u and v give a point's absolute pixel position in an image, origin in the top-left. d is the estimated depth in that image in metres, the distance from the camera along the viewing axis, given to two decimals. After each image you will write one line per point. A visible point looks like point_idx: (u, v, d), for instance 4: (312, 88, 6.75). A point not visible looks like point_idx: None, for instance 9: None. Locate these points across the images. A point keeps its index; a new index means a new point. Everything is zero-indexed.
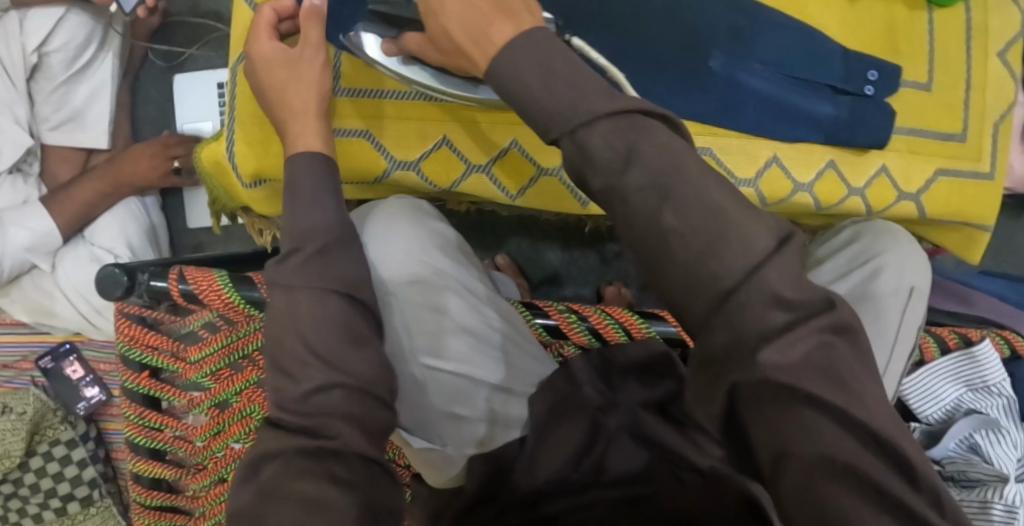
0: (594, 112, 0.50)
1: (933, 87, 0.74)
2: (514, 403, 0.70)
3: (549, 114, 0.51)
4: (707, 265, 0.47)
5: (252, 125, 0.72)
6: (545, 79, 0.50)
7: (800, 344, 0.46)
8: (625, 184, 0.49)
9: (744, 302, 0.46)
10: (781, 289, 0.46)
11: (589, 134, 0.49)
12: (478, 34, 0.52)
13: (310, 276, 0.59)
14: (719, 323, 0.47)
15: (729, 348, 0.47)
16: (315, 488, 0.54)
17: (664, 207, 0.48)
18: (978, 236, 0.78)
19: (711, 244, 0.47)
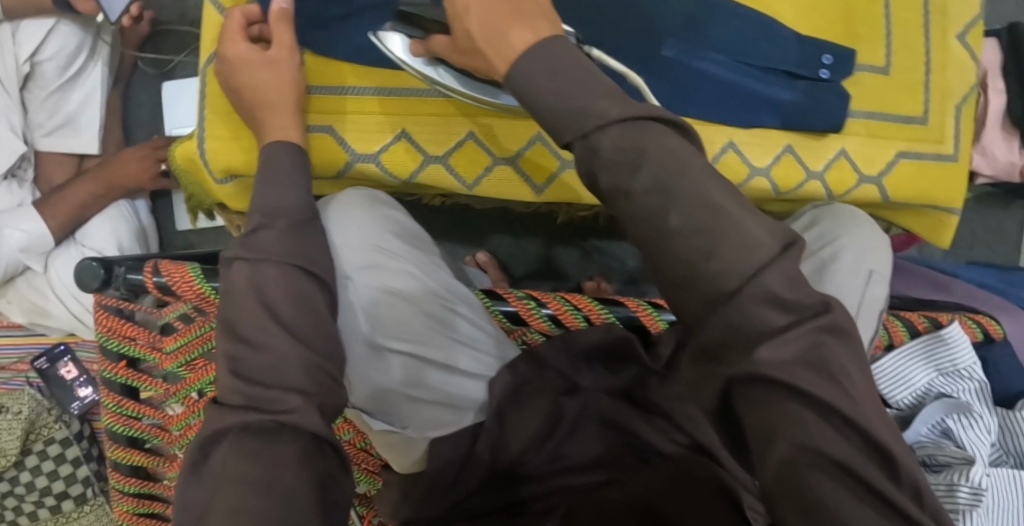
0: (605, 116, 0.50)
1: (891, 71, 0.74)
2: (473, 386, 0.69)
3: (560, 119, 0.51)
4: (709, 264, 0.48)
5: (223, 122, 0.71)
6: (559, 84, 0.51)
7: (795, 342, 0.46)
8: (632, 187, 0.49)
9: (743, 304, 0.46)
10: (776, 289, 0.47)
11: (602, 137, 0.50)
12: (497, 39, 0.53)
13: (274, 251, 0.61)
14: (715, 319, 0.47)
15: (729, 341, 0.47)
16: (259, 470, 0.54)
17: (671, 208, 0.49)
18: (947, 218, 0.78)
19: (712, 246, 0.48)
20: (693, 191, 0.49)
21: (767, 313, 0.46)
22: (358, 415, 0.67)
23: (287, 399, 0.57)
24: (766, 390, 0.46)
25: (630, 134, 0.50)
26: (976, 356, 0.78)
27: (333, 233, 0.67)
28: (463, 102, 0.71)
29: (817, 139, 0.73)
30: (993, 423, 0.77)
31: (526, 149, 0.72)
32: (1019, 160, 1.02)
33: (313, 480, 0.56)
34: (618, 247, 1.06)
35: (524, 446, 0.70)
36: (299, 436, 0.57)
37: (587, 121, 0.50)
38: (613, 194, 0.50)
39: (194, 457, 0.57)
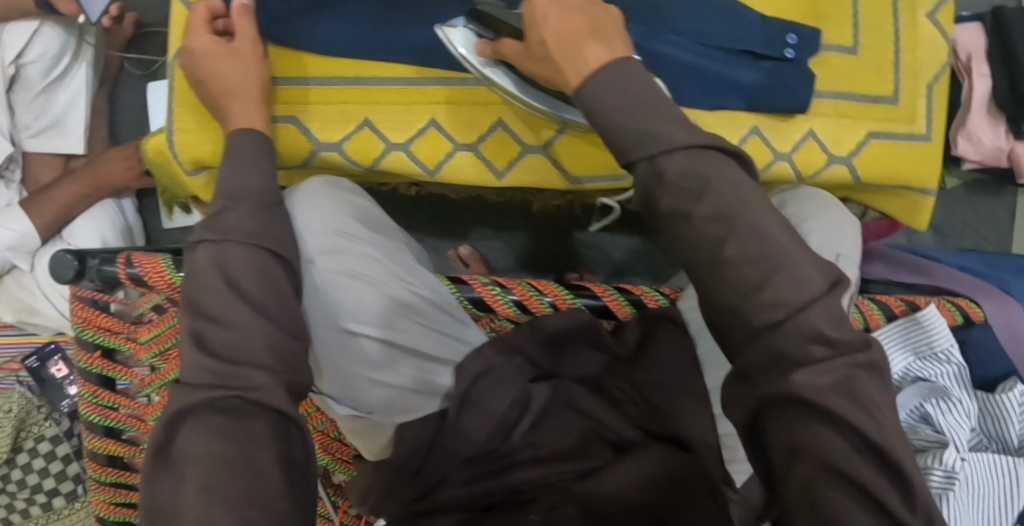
0: (674, 141, 0.54)
1: (859, 51, 0.74)
2: (441, 371, 0.70)
3: (631, 138, 0.55)
4: (763, 295, 0.52)
5: (191, 113, 0.72)
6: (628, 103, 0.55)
7: (832, 372, 0.51)
8: (695, 213, 0.53)
9: (789, 335, 0.51)
10: (821, 327, 0.51)
11: (668, 161, 0.54)
12: (575, 54, 0.57)
13: (239, 232, 0.61)
14: (758, 346, 0.52)
15: (767, 366, 0.52)
16: (229, 445, 0.57)
17: (728, 239, 0.53)
18: (921, 200, 0.78)
19: (765, 277, 0.52)
20: (750, 224, 0.53)
21: (811, 347, 0.51)
22: (325, 400, 0.68)
23: (254, 375, 0.58)
24: (797, 412, 0.51)
25: (694, 162, 0.54)
26: (955, 338, 0.77)
27: (298, 218, 0.67)
28: (426, 90, 0.73)
29: (784, 121, 0.73)
30: (971, 407, 0.76)
31: (487, 136, 0.74)
32: (1004, 146, 1.00)
33: (280, 458, 0.58)
34: (602, 240, 1.06)
35: (490, 433, 0.69)
36: (264, 413, 0.58)
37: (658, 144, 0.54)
38: (673, 216, 0.54)
39: (162, 436, 0.58)
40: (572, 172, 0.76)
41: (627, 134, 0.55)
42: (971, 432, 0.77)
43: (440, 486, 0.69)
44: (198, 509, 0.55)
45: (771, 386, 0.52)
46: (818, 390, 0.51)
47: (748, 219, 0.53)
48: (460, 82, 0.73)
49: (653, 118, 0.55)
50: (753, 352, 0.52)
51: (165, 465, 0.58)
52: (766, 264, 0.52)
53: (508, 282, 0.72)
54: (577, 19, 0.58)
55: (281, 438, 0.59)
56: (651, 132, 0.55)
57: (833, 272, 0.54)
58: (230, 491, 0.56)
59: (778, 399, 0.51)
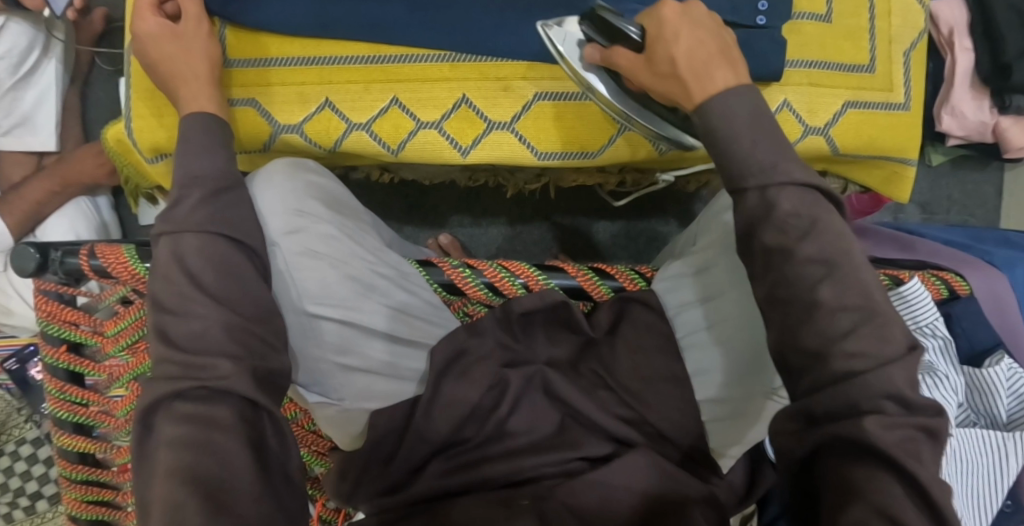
0: (789, 177, 0.56)
1: (832, 18, 0.73)
2: (412, 355, 0.69)
3: (752, 167, 0.57)
4: (847, 342, 0.54)
5: (145, 100, 0.73)
6: (752, 134, 0.57)
7: (900, 430, 0.52)
8: (799, 251, 0.55)
9: (863, 387, 0.53)
10: (899, 386, 0.53)
11: (782, 195, 0.56)
12: (703, 74, 0.59)
13: (198, 219, 0.60)
14: (833, 393, 0.54)
15: (839, 413, 0.54)
16: (197, 432, 0.56)
17: (824, 281, 0.55)
18: (902, 170, 0.76)
19: (856, 326, 0.54)
20: (850, 274, 0.55)
21: (884, 402, 0.53)
22: (294, 389, 0.67)
23: (219, 365, 0.57)
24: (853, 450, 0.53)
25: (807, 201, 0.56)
26: (939, 312, 0.75)
27: (257, 200, 0.65)
28: (386, 68, 0.73)
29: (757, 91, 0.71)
30: (958, 383, 0.74)
31: (451, 113, 0.74)
32: (989, 120, 0.99)
33: (247, 443, 0.57)
34: (585, 224, 1.05)
35: (465, 419, 0.68)
36: (228, 399, 0.57)
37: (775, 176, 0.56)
38: (775, 251, 0.56)
39: (138, 431, 0.58)
40: (540, 148, 0.75)
41: (748, 164, 0.57)
42: (958, 407, 0.74)
43: (415, 477, 0.68)
44: (166, 491, 0.54)
45: (839, 429, 0.53)
46: (887, 442, 0.52)
47: (850, 270, 0.56)
48: (421, 59, 0.73)
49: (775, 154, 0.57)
50: (827, 399, 0.54)
51: (142, 457, 0.57)
52: (857, 316, 0.55)
53: (478, 264, 0.70)
54: (707, 42, 0.60)
55: (249, 424, 0.58)
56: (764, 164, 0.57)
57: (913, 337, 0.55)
58: (197, 473, 0.55)
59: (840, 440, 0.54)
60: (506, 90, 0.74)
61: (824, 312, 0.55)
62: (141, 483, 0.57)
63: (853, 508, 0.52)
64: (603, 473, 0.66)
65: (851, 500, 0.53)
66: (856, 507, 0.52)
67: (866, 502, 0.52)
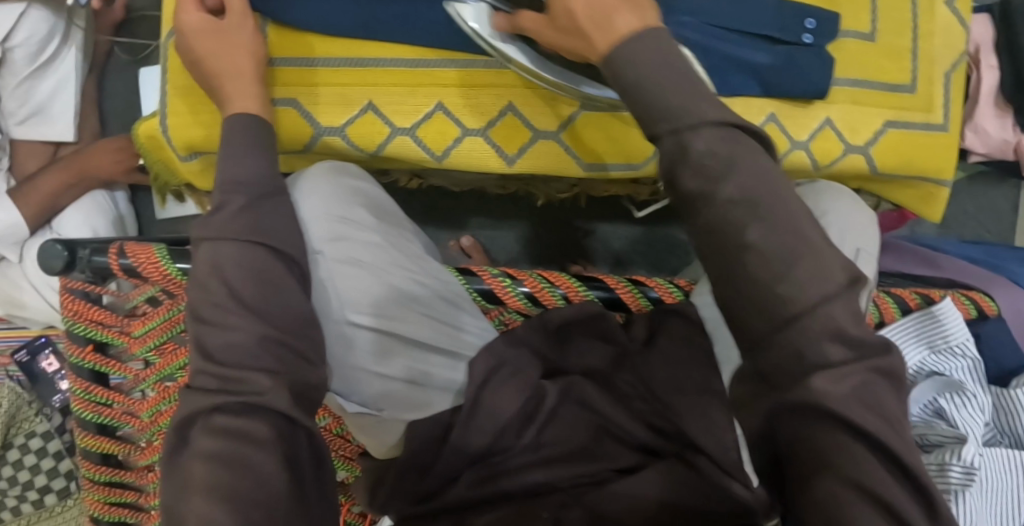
0: (701, 117, 0.50)
1: (876, 37, 0.73)
2: (450, 365, 0.69)
3: (662, 109, 0.51)
4: (777, 289, 0.48)
5: (182, 95, 0.72)
6: (665, 75, 0.52)
7: (851, 377, 0.47)
8: (718, 194, 0.49)
9: (807, 332, 0.47)
10: (844, 324, 0.47)
11: (695, 136, 0.50)
12: (603, 19, 0.54)
13: (238, 228, 0.59)
14: (776, 343, 0.48)
15: (784, 365, 0.48)
16: (233, 446, 0.55)
17: (751, 224, 0.49)
18: (936, 191, 0.76)
19: (788, 268, 0.48)
20: (780, 212, 0.49)
21: (828, 346, 0.47)
22: (333, 398, 0.65)
23: (257, 380, 0.56)
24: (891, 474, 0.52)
25: (721, 139, 0.50)
26: (969, 332, 0.76)
27: (300, 205, 0.65)
28: (432, 73, 0.72)
29: (800, 108, 0.71)
30: (985, 402, 0.75)
31: (497, 121, 0.74)
32: (1012, 139, 1.00)
33: (283, 460, 0.56)
34: (605, 228, 1.05)
35: (502, 431, 0.68)
36: (266, 415, 0.56)
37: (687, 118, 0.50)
38: (695, 198, 0.50)
39: (173, 440, 0.57)
40: (584, 159, 0.76)
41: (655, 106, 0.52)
42: (985, 426, 0.75)
43: (449, 486, 0.67)
44: (203, 507, 0.53)
45: (786, 393, 0.48)
46: (836, 396, 0.46)
47: (776, 204, 0.49)
48: (467, 64, 0.72)
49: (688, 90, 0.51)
50: (769, 351, 0.48)
51: (173, 466, 0.56)
52: (787, 256, 0.48)
53: (519, 274, 0.70)
54: None
55: (286, 439, 0.57)
56: (674, 105, 0.51)
57: (852, 269, 0.49)
58: (235, 492, 0.54)
59: (795, 409, 0.48)
60: (553, 99, 0.74)
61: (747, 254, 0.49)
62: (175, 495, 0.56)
63: (822, 481, 0.47)
64: (631, 486, 0.66)
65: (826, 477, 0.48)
66: (825, 482, 0.47)
67: (837, 476, 0.47)
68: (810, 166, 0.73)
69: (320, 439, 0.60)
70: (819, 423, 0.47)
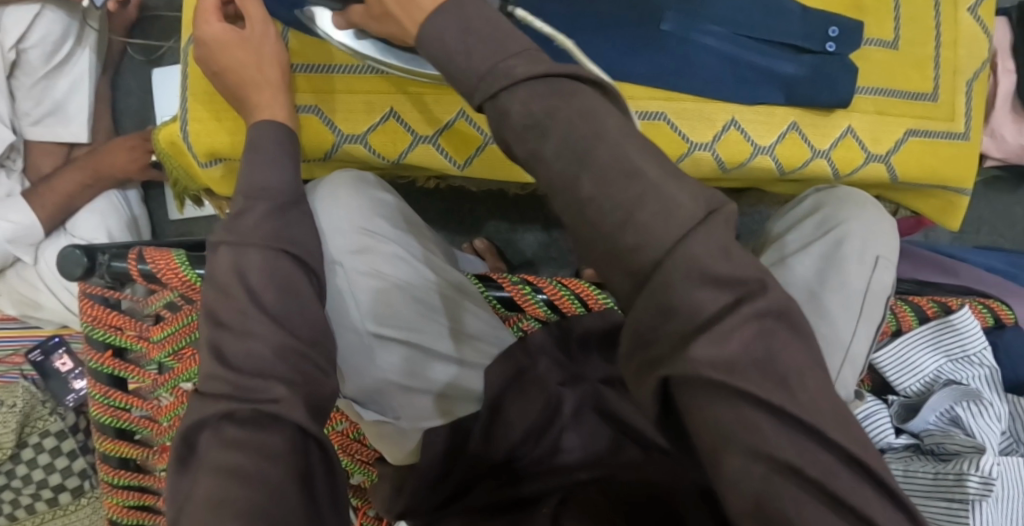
0: (513, 76, 0.47)
1: (900, 45, 0.72)
2: (470, 376, 0.68)
3: (471, 79, 0.49)
4: (627, 237, 0.45)
5: (205, 104, 0.72)
6: (473, 42, 0.49)
7: (734, 334, 0.44)
8: (544, 152, 0.47)
9: (678, 280, 0.44)
10: (710, 264, 0.44)
11: (511, 98, 0.47)
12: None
13: (262, 234, 0.59)
14: (642, 300, 0.45)
15: (658, 327, 0.45)
16: (246, 459, 0.53)
17: (583, 175, 0.46)
18: (958, 200, 0.76)
19: (629, 214, 0.45)
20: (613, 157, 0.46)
21: (700, 292, 0.44)
22: (349, 405, 0.66)
23: (274, 389, 0.56)
24: None
25: (546, 95, 0.47)
26: (986, 340, 0.76)
27: (322, 215, 0.66)
28: None
29: (823, 117, 0.71)
30: (1002, 411, 0.75)
31: None
32: None
33: (296, 474, 0.54)
34: None
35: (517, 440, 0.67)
36: (282, 427, 0.55)
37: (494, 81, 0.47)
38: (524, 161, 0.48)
39: (181, 445, 0.56)
40: None
41: (469, 75, 0.48)
42: (1001, 435, 0.75)
43: (466, 494, 0.66)
44: None
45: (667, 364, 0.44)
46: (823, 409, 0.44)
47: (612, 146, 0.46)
48: None
49: (497, 51, 0.48)
50: (642, 310, 0.45)
51: (183, 473, 0.55)
52: (631, 201, 0.45)
53: (538, 282, 0.72)
54: None
55: (299, 452, 0.56)
56: (492, 66, 0.48)
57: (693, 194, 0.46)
58: (246, 505, 0.52)
59: (682, 381, 0.44)
60: None
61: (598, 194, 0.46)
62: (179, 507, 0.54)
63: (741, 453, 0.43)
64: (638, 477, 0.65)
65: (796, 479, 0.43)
66: (728, 456, 0.43)
67: (737, 445, 0.43)
68: (831, 175, 0.73)
69: (333, 463, 0.58)
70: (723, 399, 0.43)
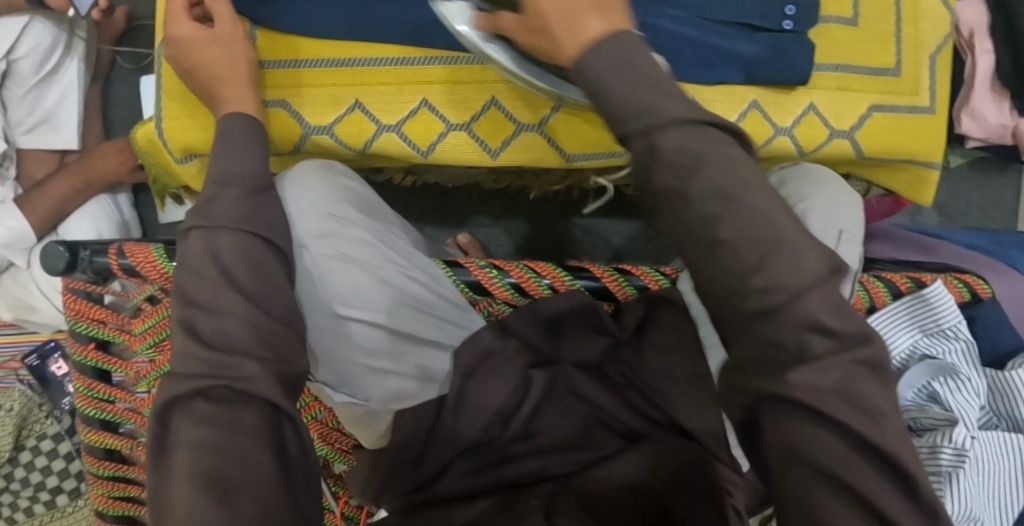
0: (670, 116, 0.49)
1: (859, 22, 0.73)
2: (437, 357, 0.69)
3: (628, 109, 0.50)
4: (753, 282, 0.47)
5: (179, 102, 0.74)
6: (627, 76, 0.50)
7: (834, 370, 0.47)
8: (688, 192, 0.48)
9: (783, 324, 0.47)
10: (820, 315, 0.47)
11: (665, 136, 0.49)
12: (571, 23, 0.53)
13: (234, 217, 0.60)
14: (749, 338, 0.48)
15: (763, 357, 0.47)
16: (218, 435, 0.55)
17: (726, 215, 0.48)
18: (926, 174, 0.76)
19: (752, 245, 0.48)
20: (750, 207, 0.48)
21: (808, 336, 0.46)
22: (321, 389, 0.67)
23: (246, 366, 0.56)
24: None
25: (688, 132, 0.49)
26: (961, 314, 0.75)
27: (289, 202, 0.66)
28: (418, 69, 0.74)
29: (783, 94, 0.72)
30: (980, 385, 0.74)
31: (480, 115, 0.75)
32: (1009, 122, 1.00)
33: (271, 449, 0.56)
34: (602, 226, 1.06)
35: (486, 424, 0.68)
36: (254, 403, 0.56)
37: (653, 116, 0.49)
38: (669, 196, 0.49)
39: (155, 426, 0.57)
40: (569, 151, 0.77)
41: (615, 102, 0.50)
42: (980, 410, 0.75)
43: (441, 477, 0.68)
44: (185, 495, 0.53)
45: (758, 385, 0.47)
46: (820, 394, 0.46)
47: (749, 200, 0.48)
48: (451, 61, 0.74)
49: (654, 91, 0.50)
50: (747, 343, 0.48)
51: (159, 451, 0.56)
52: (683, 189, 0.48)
53: (505, 265, 0.70)
54: None
55: (273, 428, 0.57)
56: (645, 103, 0.50)
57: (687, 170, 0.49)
58: (219, 477, 0.54)
59: (772, 403, 0.47)
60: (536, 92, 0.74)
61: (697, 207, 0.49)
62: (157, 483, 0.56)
63: None
64: (615, 470, 0.69)
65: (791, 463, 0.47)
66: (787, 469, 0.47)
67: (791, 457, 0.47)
68: (794, 152, 0.73)
69: (307, 432, 0.60)
70: (788, 416, 0.47)
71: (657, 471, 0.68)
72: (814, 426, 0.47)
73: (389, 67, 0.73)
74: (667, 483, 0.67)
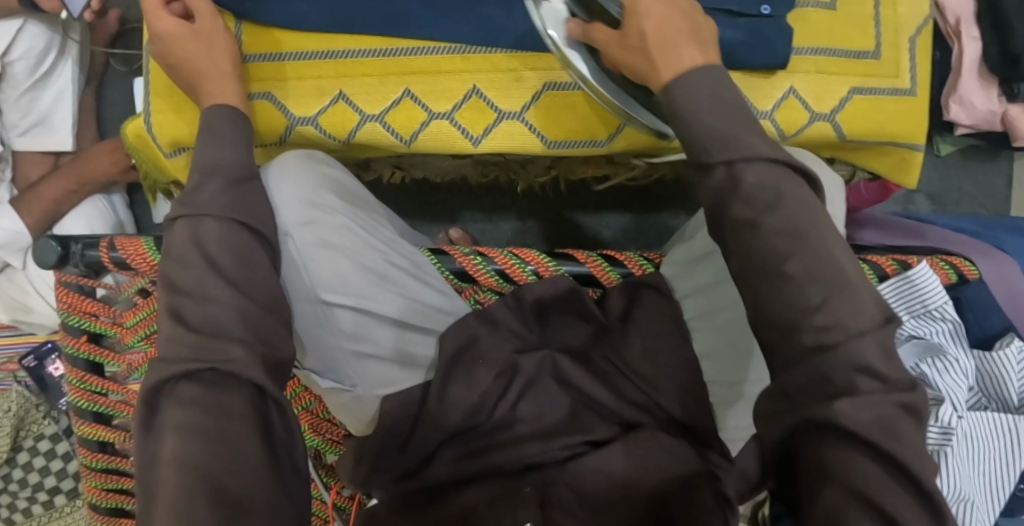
0: (756, 150, 0.54)
1: (837, 6, 0.74)
2: (422, 343, 0.70)
3: (716, 136, 0.55)
4: (812, 319, 0.52)
5: (165, 97, 0.75)
6: (714, 103, 0.56)
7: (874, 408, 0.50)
8: (764, 224, 0.53)
9: (837, 361, 0.51)
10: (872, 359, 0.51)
11: (749, 168, 0.54)
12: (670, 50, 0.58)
13: (219, 206, 0.61)
14: (803, 368, 0.52)
15: (810, 388, 0.52)
16: (204, 418, 0.55)
17: (794, 253, 0.53)
18: (910, 157, 0.76)
19: (811, 285, 0.53)
20: (819, 246, 0.53)
21: (858, 377, 0.51)
22: (308, 375, 0.68)
23: (232, 350, 0.57)
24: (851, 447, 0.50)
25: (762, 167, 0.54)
26: (948, 295, 0.75)
27: (271, 190, 0.67)
28: (400, 60, 0.75)
29: (763, 79, 0.72)
30: (968, 366, 0.74)
31: (462, 104, 0.76)
32: (998, 109, 1.00)
33: (256, 432, 0.57)
34: (592, 219, 1.07)
35: (473, 408, 0.68)
36: (240, 386, 0.57)
37: (739, 148, 0.54)
38: (743, 225, 0.54)
39: (142, 412, 0.57)
40: (550, 137, 0.77)
41: (704, 128, 0.56)
42: (969, 391, 0.75)
43: (427, 466, 0.68)
44: (173, 476, 0.54)
45: (811, 410, 0.51)
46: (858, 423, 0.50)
47: (819, 239, 0.53)
48: (432, 51, 0.75)
49: (738, 121, 0.56)
50: (797, 374, 0.52)
51: (147, 436, 0.56)
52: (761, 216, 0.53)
53: (490, 252, 0.72)
54: (680, 21, 0.59)
55: (259, 413, 0.57)
56: (730, 133, 0.55)
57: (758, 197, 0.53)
58: (205, 459, 0.54)
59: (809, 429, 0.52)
60: (518, 80, 0.75)
61: (762, 233, 0.53)
62: (145, 463, 0.56)
63: None
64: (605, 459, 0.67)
65: (824, 482, 0.51)
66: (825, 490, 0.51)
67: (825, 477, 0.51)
68: (776, 136, 0.74)
69: (293, 415, 0.60)
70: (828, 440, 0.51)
71: (650, 466, 0.66)
72: (856, 452, 0.50)
73: (372, 58, 0.74)
74: (661, 481, 0.65)
